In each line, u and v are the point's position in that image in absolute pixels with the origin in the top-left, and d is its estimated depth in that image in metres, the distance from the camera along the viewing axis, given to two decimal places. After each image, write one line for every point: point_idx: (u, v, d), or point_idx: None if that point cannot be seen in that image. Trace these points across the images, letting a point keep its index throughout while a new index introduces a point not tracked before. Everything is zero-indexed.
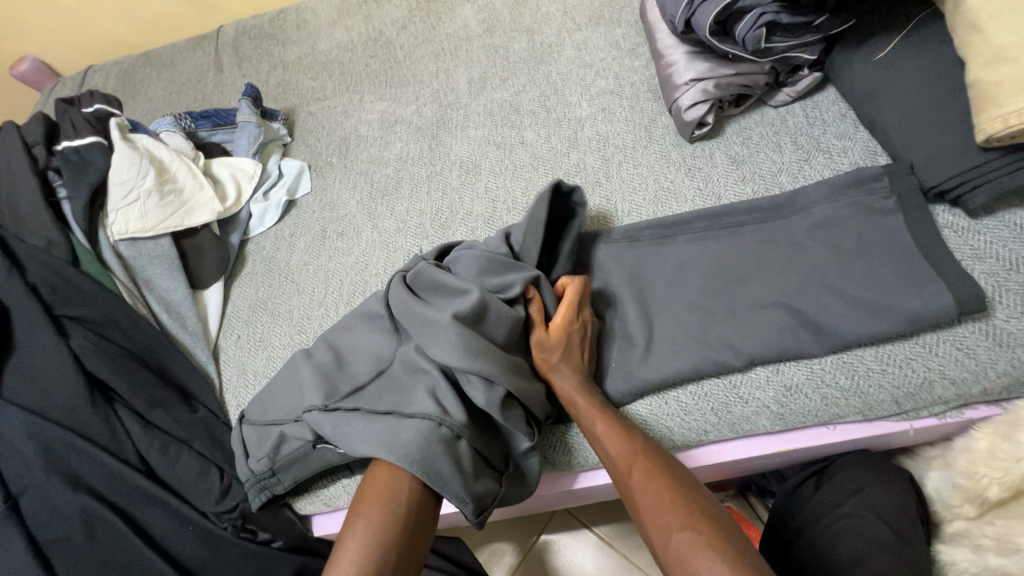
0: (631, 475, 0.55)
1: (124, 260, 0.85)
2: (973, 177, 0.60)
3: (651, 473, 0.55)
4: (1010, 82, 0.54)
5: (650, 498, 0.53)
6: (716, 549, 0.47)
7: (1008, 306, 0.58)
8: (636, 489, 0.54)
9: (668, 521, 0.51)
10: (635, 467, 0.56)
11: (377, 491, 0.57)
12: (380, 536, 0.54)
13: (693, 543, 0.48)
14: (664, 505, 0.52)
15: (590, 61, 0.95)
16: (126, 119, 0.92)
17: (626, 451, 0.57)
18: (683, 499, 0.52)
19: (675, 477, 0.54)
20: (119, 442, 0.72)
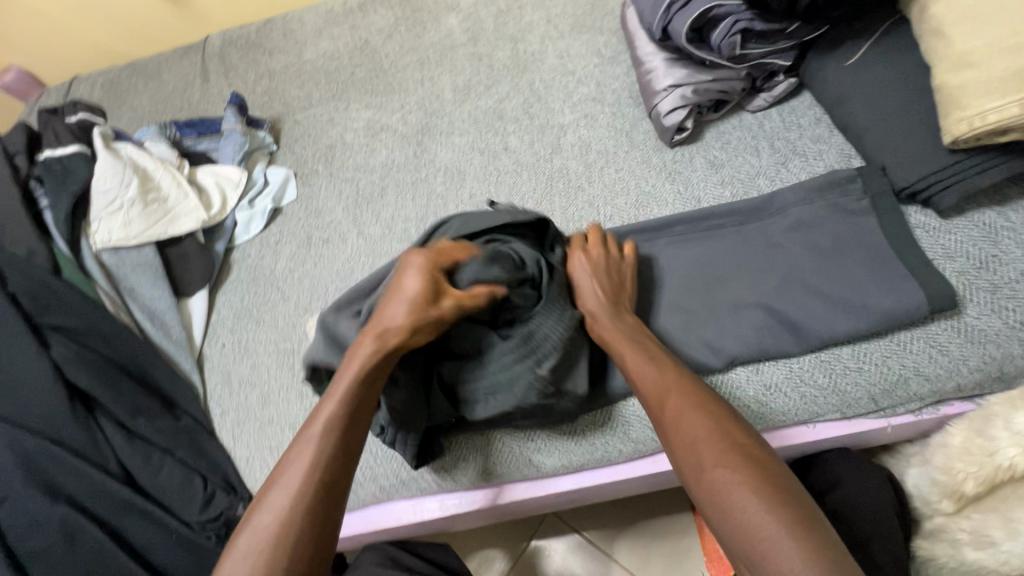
0: (664, 397, 0.55)
1: (107, 269, 0.85)
2: (942, 179, 0.61)
3: (687, 395, 0.54)
4: (973, 86, 0.55)
5: (686, 423, 0.52)
6: (745, 477, 0.47)
7: (979, 303, 0.59)
8: (670, 413, 0.54)
9: (702, 447, 0.50)
10: (669, 393, 0.55)
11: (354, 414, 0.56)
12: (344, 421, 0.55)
13: (722, 469, 0.48)
14: (699, 429, 0.52)
15: (572, 69, 0.96)
16: (110, 128, 0.92)
17: (659, 372, 0.57)
18: (717, 422, 0.52)
19: (708, 400, 0.54)
20: (101, 452, 0.72)
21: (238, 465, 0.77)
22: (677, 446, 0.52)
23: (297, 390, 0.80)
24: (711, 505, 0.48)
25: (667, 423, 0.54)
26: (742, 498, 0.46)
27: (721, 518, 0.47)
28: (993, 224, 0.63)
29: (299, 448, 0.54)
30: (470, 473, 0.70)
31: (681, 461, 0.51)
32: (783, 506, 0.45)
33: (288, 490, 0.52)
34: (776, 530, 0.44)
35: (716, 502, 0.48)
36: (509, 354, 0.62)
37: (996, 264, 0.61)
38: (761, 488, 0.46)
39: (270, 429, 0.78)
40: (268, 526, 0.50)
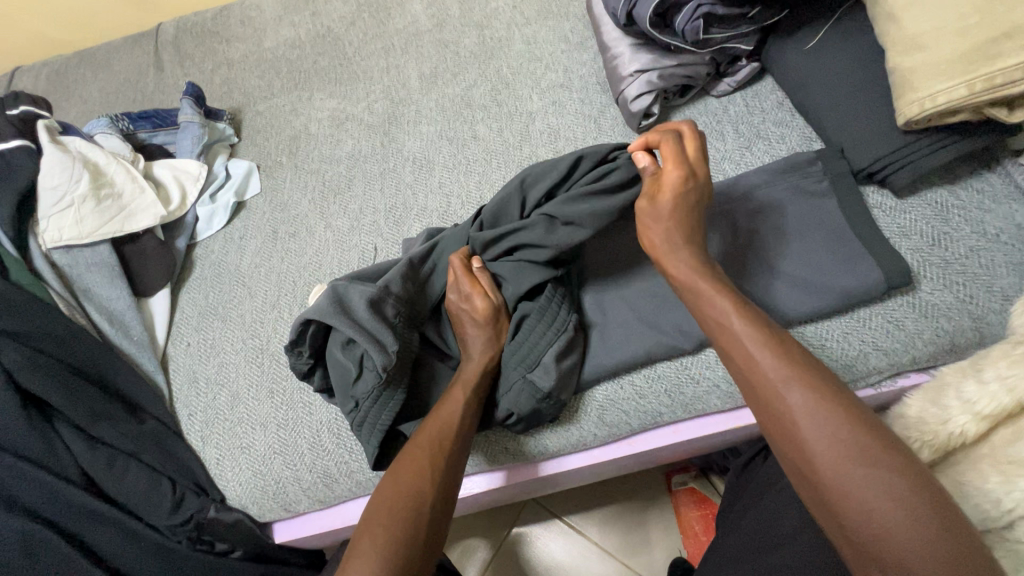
0: (787, 392, 0.48)
1: (59, 269, 0.81)
2: (896, 160, 0.63)
3: (822, 394, 0.47)
4: (924, 68, 0.57)
5: (818, 425, 0.46)
6: (894, 490, 0.42)
7: (932, 279, 0.62)
8: (797, 412, 0.47)
9: (844, 454, 0.44)
10: (794, 387, 0.48)
11: (407, 472, 0.56)
12: (442, 434, 0.59)
13: (870, 485, 0.42)
14: (834, 433, 0.45)
15: (540, 55, 0.95)
16: (56, 121, 0.87)
17: (783, 363, 0.49)
18: (858, 426, 0.45)
19: (843, 398, 0.47)
20: (60, 459, 0.69)
21: (208, 466, 0.76)
22: (807, 450, 0.46)
23: (267, 388, 0.78)
24: (853, 521, 0.43)
25: (792, 422, 0.47)
26: (891, 516, 0.41)
27: (863, 534, 0.42)
28: (944, 202, 0.65)
29: (404, 467, 0.57)
30: None
31: (806, 466, 0.46)
32: (938, 526, 0.40)
33: (391, 504, 0.54)
34: (934, 560, 0.39)
35: (863, 519, 0.42)
36: (509, 361, 0.65)
37: (948, 240, 0.63)
38: (917, 505, 0.41)
39: (240, 428, 0.76)
40: (380, 544, 0.51)
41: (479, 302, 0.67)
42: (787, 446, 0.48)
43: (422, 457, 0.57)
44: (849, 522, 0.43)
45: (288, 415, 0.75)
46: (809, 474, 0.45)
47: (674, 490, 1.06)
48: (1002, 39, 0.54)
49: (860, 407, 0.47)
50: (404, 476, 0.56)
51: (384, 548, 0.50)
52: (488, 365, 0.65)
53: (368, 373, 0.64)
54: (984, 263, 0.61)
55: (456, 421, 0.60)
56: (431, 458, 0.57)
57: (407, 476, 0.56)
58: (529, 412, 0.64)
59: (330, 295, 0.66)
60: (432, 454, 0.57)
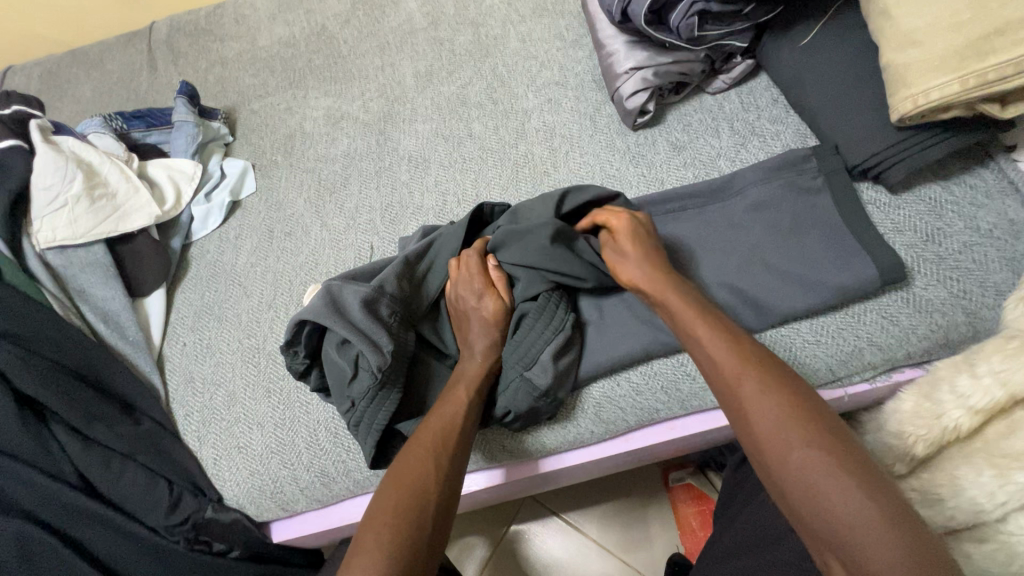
0: (740, 383, 0.50)
1: (53, 270, 0.81)
2: (891, 155, 0.64)
3: (766, 377, 0.50)
4: (918, 64, 0.57)
5: (758, 407, 0.48)
6: (829, 463, 0.43)
7: (926, 274, 0.62)
8: (743, 395, 0.50)
9: (782, 432, 0.46)
10: (742, 373, 0.51)
11: (406, 470, 0.56)
12: (445, 433, 0.59)
13: (804, 460, 0.44)
14: (774, 412, 0.47)
15: (535, 53, 0.95)
16: (49, 121, 0.87)
17: (731, 354, 0.52)
18: (797, 406, 0.47)
19: (788, 382, 0.49)
20: (56, 460, 0.68)
21: (205, 466, 0.75)
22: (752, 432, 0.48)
23: (264, 387, 0.78)
24: (793, 496, 0.45)
25: (739, 406, 0.50)
26: (825, 489, 0.43)
27: (803, 508, 0.44)
28: (938, 198, 0.65)
29: (405, 465, 0.56)
30: None
31: (756, 448, 0.48)
32: (873, 497, 0.41)
33: (393, 502, 0.54)
34: (866, 529, 0.40)
35: (800, 494, 0.44)
36: (508, 359, 0.65)
37: (941, 236, 0.63)
38: (851, 481, 0.42)
39: (237, 428, 0.76)
40: (383, 543, 0.50)
41: (485, 301, 0.67)
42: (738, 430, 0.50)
43: (424, 457, 0.57)
44: (788, 496, 0.45)
45: (284, 414, 0.75)
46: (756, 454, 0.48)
47: (672, 486, 1.06)
48: (994, 35, 0.54)
49: (802, 390, 0.49)
50: (406, 475, 0.56)
51: (386, 547, 0.50)
52: (492, 365, 0.65)
53: (364, 373, 0.64)
54: (978, 258, 0.62)
55: (459, 420, 0.60)
56: (434, 457, 0.57)
57: (409, 474, 0.56)
58: (526, 410, 0.64)
59: (325, 295, 0.66)
60: (432, 453, 0.57)
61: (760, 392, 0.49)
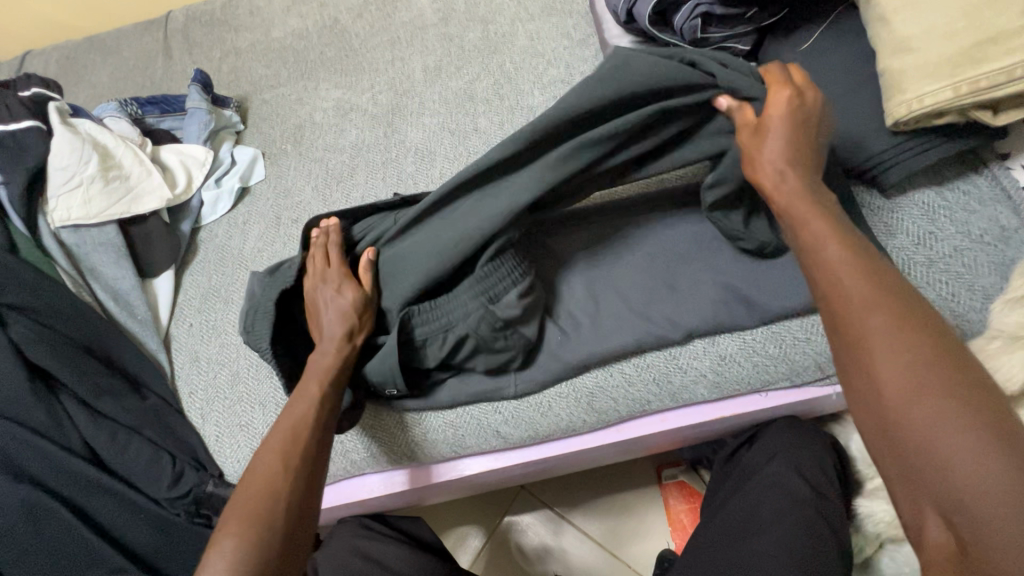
0: (862, 308, 0.40)
1: (67, 248, 0.83)
2: (884, 160, 0.65)
3: (890, 300, 0.40)
4: (912, 71, 0.58)
5: (879, 340, 0.38)
6: (966, 416, 0.34)
7: (916, 277, 0.64)
8: (857, 322, 0.40)
9: (903, 365, 0.37)
10: (870, 300, 0.40)
11: (258, 475, 0.53)
12: (302, 424, 0.57)
13: (933, 408, 0.35)
14: (886, 337, 0.38)
15: (542, 51, 0.97)
16: (67, 104, 0.89)
17: (858, 267, 0.42)
18: (929, 341, 0.38)
19: (915, 309, 0.40)
20: (64, 431, 0.71)
21: (207, 443, 0.77)
22: (863, 353, 0.39)
23: (267, 368, 0.80)
24: (912, 450, 0.35)
25: (857, 324, 0.40)
26: (947, 434, 0.34)
27: (910, 465, 0.35)
28: (931, 203, 0.67)
29: (260, 466, 0.54)
30: (434, 444, 0.72)
31: (870, 384, 0.38)
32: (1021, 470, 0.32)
33: (244, 505, 0.51)
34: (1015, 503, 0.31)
35: (909, 442, 0.35)
36: (470, 289, 0.64)
37: (932, 240, 0.65)
38: (990, 437, 0.33)
39: (239, 407, 0.78)
40: (245, 535, 0.49)
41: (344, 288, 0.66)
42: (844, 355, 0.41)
43: (275, 457, 0.54)
44: (894, 444, 0.36)
45: (287, 395, 0.77)
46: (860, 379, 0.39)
47: (664, 483, 1.07)
48: (987, 44, 0.55)
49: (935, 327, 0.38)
50: (265, 468, 0.54)
51: (237, 550, 0.48)
52: (343, 347, 0.63)
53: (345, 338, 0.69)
54: (967, 262, 0.63)
55: (310, 417, 0.58)
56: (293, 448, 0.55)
57: (262, 474, 0.53)
58: (484, 340, 0.65)
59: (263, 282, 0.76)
60: (275, 455, 0.55)
61: (882, 318, 0.39)
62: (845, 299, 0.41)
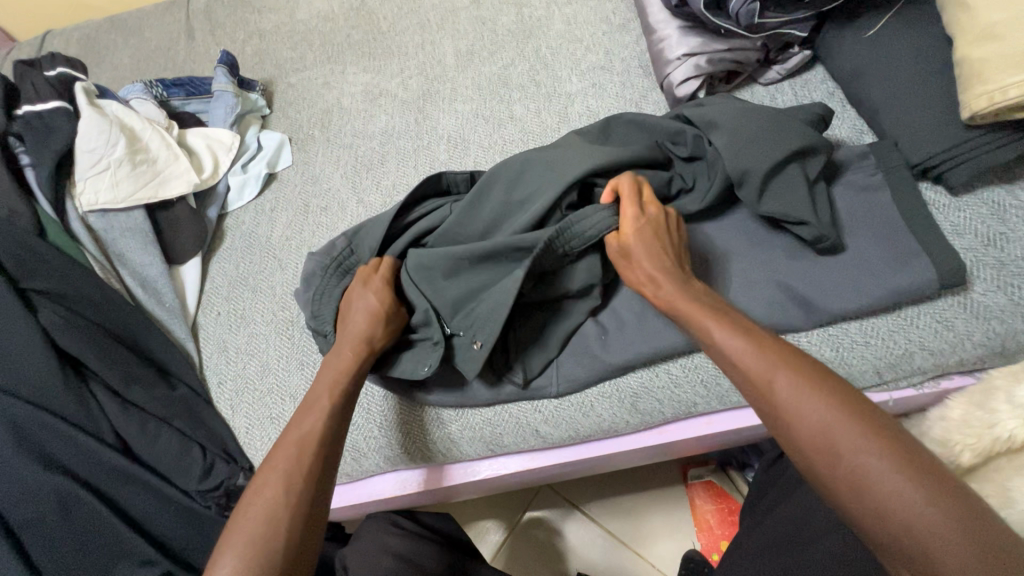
0: (777, 381, 0.48)
1: (95, 233, 0.81)
2: (955, 155, 0.61)
3: (800, 373, 0.48)
4: (995, 59, 0.55)
5: (807, 406, 0.46)
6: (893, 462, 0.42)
7: (985, 280, 0.60)
8: (780, 398, 0.47)
9: (836, 427, 0.44)
10: (780, 375, 0.48)
11: (258, 498, 0.51)
12: (312, 434, 0.55)
13: (868, 457, 0.43)
14: (818, 410, 0.45)
15: (580, 36, 0.93)
16: (93, 84, 0.87)
17: (766, 357, 0.50)
18: (841, 405, 0.45)
19: (821, 373, 0.48)
20: (95, 420, 0.70)
21: (238, 435, 0.76)
22: (800, 423, 0.46)
23: (297, 360, 0.78)
24: (861, 503, 0.42)
25: (793, 411, 0.46)
26: (890, 484, 0.41)
27: (864, 512, 0.42)
28: (1001, 201, 0.63)
29: (265, 487, 0.51)
30: (473, 442, 0.70)
31: (818, 451, 0.45)
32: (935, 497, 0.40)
33: (250, 530, 0.49)
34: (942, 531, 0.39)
35: (857, 494, 0.42)
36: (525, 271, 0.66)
37: (1003, 241, 0.61)
38: (912, 477, 0.41)
39: (270, 399, 0.76)
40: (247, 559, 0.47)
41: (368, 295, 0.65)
42: (781, 431, 0.48)
43: (278, 479, 0.52)
44: (845, 497, 0.43)
45: None
46: (806, 453, 0.46)
47: (691, 483, 1.05)
48: None
49: (835, 385, 0.47)
50: (271, 486, 0.51)
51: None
52: (364, 356, 0.61)
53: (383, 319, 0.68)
54: None
55: (321, 428, 0.56)
56: (296, 469, 0.52)
57: (263, 495, 0.51)
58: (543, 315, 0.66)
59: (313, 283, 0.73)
60: (279, 472, 0.52)
61: (800, 390, 0.47)
62: (766, 380, 0.49)
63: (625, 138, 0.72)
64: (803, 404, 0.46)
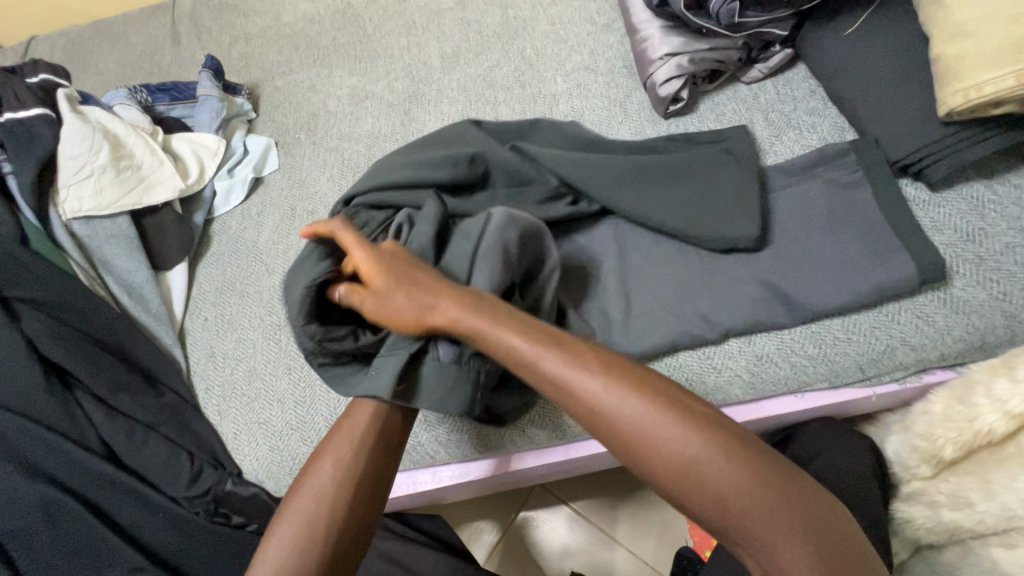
0: (621, 403, 0.46)
1: (79, 240, 0.81)
2: (934, 152, 0.62)
3: (641, 390, 0.47)
4: (971, 56, 0.55)
5: (656, 427, 0.45)
6: (738, 467, 0.44)
7: (965, 275, 0.61)
8: (625, 420, 0.46)
9: (683, 443, 0.44)
10: (627, 397, 0.46)
11: (304, 522, 0.51)
12: (356, 462, 0.53)
13: (719, 467, 0.44)
14: (646, 419, 0.45)
15: (564, 36, 0.94)
16: (75, 91, 0.86)
17: (610, 377, 0.47)
18: (681, 415, 0.46)
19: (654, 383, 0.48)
20: (80, 428, 0.70)
21: (226, 440, 0.75)
22: (647, 445, 0.45)
23: (285, 364, 0.78)
24: (718, 511, 0.44)
25: (637, 431, 0.45)
26: (733, 488, 0.43)
27: (719, 518, 0.44)
28: (980, 197, 0.64)
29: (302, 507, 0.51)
30: (461, 444, 0.70)
31: (669, 469, 0.45)
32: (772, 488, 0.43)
33: (289, 550, 0.50)
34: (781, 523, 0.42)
35: (715, 503, 0.44)
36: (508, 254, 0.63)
37: (982, 237, 0.62)
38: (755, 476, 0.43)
39: (257, 404, 0.76)
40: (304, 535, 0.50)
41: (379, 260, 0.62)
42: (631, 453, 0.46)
43: (311, 504, 0.51)
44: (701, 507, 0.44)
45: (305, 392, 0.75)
46: (660, 474, 0.45)
47: None
48: None
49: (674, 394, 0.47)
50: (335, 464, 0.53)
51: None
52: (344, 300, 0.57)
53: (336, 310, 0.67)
54: (1019, 260, 0.60)
55: (363, 455, 0.54)
56: (377, 451, 0.54)
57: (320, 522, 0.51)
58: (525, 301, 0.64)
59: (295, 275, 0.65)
60: (324, 500, 0.51)
61: (638, 406, 0.46)
62: (607, 402, 0.47)
63: (546, 140, 0.78)
64: (650, 425, 0.45)
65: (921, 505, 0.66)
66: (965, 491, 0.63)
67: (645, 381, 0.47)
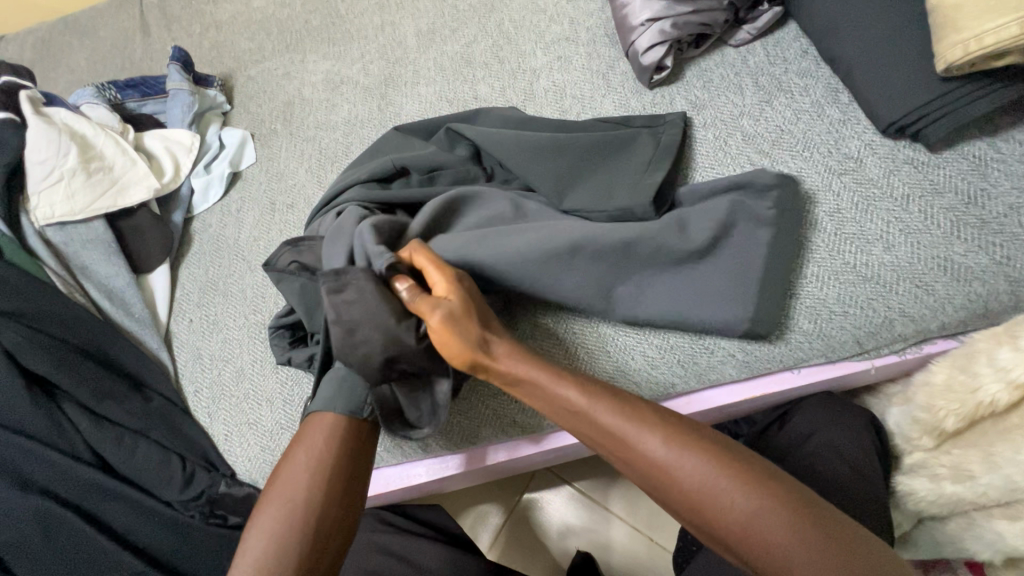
0: (647, 442, 0.48)
1: (55, 248, 0.79)
2: (934, 110, 0.59)
3: (665, 432, 0.49)
4: (971, 3, 0.52)
5: (682, 465, 0.47)
6: (766, 502, 0.44)
7: (967, 241, 0.58)
8: (656, 461, 0.48)
9: (711, 482, 0.46)
10: (653, 438, 0.48)
11: (295, 463, 0.55)
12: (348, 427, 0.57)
13: (747, 501, 0.44)
14: (676, 459, 0.47)
15: (543, 6, 0.89)
16: (40, 93, 0.83)
17: (634, 419, 0.50)
18: (707, 451, 0.47)
19: (679, 425, 0.49)
20: (69, 439, 0.69)
21: (217, 443, 0.75)
22: (680, 487, 0.47)
23: (271, 362, 0.77)
24: (746, 545, 0.44)
25: (625, 439, 0.49)
26: (775, 531, 0.43)
27: (753, 553, 0.44)
28: (982, 156, 0.61)
29: (292, 471, 0.54)
30: (450, 434, 0.69)
31: (702, 507, 0.46)
32: (797, 517, 0.44)
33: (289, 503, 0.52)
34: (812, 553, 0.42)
35: (744, 539, 0.44)
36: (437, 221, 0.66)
37: (985, 198, 0.59)
38: (784, 506, 0.44)
39: (246, 404, 0.75)
40: (278, 519, 0.52)
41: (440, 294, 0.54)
42: (663, 491, 0.48)
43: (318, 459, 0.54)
44: (734, 544, 0.45)
45: (294, 391, 0.74)
46: (690, 510, 0.47)
47: None
48: None
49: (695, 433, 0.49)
50: (308, 451, 0.55)
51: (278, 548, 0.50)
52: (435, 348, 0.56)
53: (314, 346, 0.70)
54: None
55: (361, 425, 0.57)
56: (349, 442, 0.56)
57: (294, 479, 0.53)
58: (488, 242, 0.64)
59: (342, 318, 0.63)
60: (320, 442, 0.55)
61: (665, 447, 0.48)
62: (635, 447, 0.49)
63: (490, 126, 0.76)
64: (679, 465, 0.47)
65: (924, 477, 0.64)
66: (968, 463, 0.62)
67: (665, 421, 0.50)
